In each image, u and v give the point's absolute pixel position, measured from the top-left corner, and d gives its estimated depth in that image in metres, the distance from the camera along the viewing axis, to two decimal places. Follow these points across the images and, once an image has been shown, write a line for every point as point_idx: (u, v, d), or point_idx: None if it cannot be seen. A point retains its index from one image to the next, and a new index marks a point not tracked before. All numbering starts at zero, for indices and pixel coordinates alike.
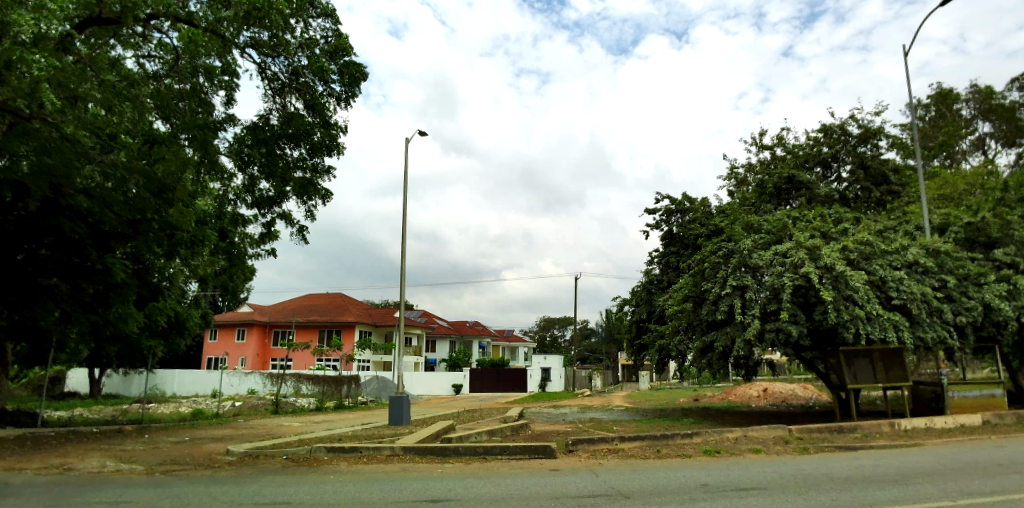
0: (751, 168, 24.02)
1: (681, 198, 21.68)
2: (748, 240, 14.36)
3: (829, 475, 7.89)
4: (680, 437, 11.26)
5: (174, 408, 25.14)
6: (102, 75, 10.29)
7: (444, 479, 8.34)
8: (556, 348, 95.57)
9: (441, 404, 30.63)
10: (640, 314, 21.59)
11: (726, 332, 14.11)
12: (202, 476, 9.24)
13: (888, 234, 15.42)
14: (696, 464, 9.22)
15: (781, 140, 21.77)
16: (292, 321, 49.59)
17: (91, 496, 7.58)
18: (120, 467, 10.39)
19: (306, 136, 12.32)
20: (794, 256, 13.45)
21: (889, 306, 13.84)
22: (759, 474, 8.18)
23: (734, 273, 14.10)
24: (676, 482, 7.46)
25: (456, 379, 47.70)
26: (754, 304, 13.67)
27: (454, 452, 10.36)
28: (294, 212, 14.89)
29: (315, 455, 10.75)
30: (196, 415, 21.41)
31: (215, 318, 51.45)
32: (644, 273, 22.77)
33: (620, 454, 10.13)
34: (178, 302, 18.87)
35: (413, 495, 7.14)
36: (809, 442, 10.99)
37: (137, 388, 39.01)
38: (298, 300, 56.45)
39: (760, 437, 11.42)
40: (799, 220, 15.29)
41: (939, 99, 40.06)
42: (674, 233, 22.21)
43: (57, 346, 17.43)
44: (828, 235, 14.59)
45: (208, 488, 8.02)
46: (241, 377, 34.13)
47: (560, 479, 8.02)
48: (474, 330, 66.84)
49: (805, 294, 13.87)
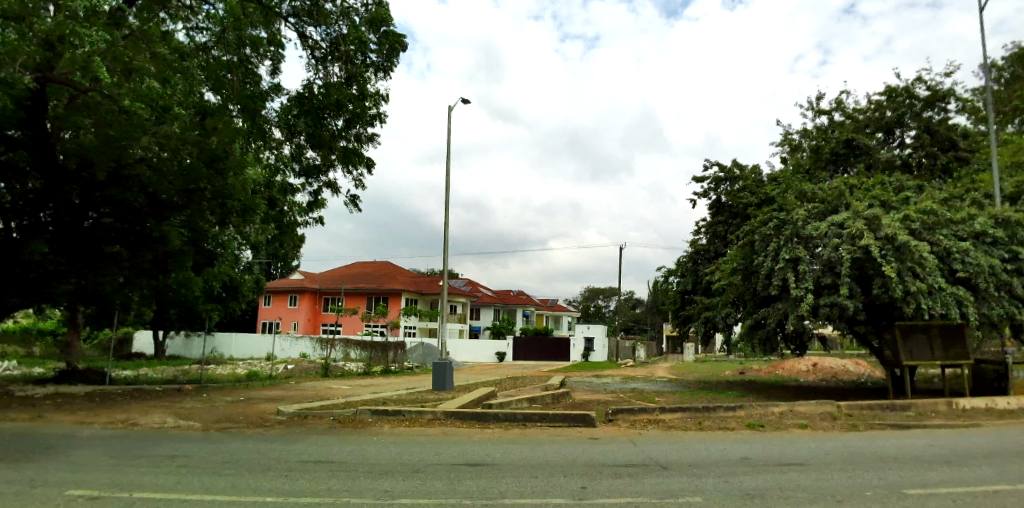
0: (807, 133, 22.25)
1: (730, 166, 20.78)
2: (801, 210, 13.77)
3: (877, 452, 7.66)
4: (722, 410, 11.07)
5: (231, 370, 26.25)
6: (154, 48, 10.93)
7: (480, 444, 8.46)
8: (599, 318, 95.84)
9: (485, 371, 31.13)
10: (685, 286, 21.19)
11: (779, 307, 13.63)
12: (253, 434, 9.68)
13: (954, 202, 14.38)
14: (737, 437, 9.17)
15: (841, 104, 20.31)
16: (341, 287, 51.01)
17: (152, 449, 8.02)
18: (180, 424, 11.01)
19: (345, 106, 12.30)
20: (852, 227, 12.70)
21: (953, 279, 13.05)
22: (803, 448, 8.06)
23: (786, 245, 13.57)
24: (716, 455, 7.34)
25: (499, 347, 48.33)
26: (808, 277, 13.06)
27: (493, 418, 10.53)
28: (341, 183, 15.20)
29: (360, 417, 11.08)
30: (251, 376, 22.37)
31: (268, 285, 53.32)
32: (690, 243, 22.20)
33: (659, 425, 10.09)
34: (232, 268, 19.43)
35: (452, 457, 7.31)
36: (859, 419, 10.65)
37: (195, 349, 40.42)
38: (346, 267, 57.86)
39: (807, 412, 11.10)
40: (858, 188, 14.39)
41: (1017, 58, 37.07)
42: (723, 202, 21.38)
43: (122, 309, 18.39)
44: (888, 203, 13.70)
45: (257, 446, 8.35)
46: (292, 341, 35.45)
47: (598, 448, 8.01)
48: (517, 299, 67.12)
49: (863, 267, 13.16)
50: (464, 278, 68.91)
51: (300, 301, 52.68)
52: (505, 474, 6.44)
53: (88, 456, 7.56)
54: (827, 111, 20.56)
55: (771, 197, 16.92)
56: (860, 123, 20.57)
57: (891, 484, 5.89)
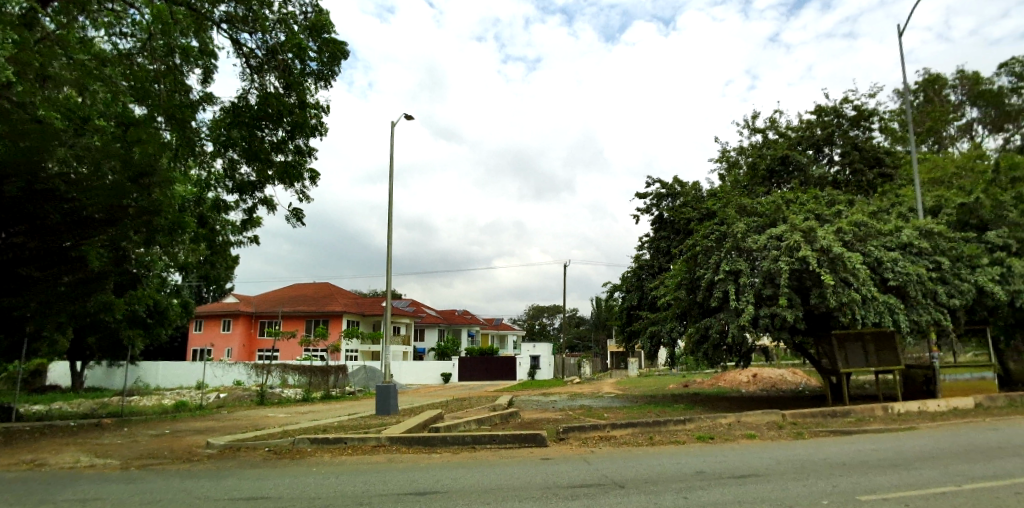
0: (743, 150, 22.62)
1: (671, 182, 21.17)
2: (741, 223, 14.09)
3: (825, 460, 7.71)
4: (672, 423, 11.03)
5: (157, 401, 24.56)
6: (71, 54, 11.50)
7: (430, 470, 8.03)
8: (545, 335, 96.14)
9: (430, 393, 30.34)
10: (631, 301, 21.32)
11: (720, 319, 13.80)
12: (179, 470, 8.89)
13: (881, 215, 15.06)
14: (691, 450, 9.12)
15: (773, 123, 21.02)
16: (279, 310, 49.10)
17: (62, 493, 7.19)
18: (94, 462, 10.02)
19: (284, 116, 11.75)
20: (789, 239, 13.02)
21: (884, 288, 13.60)
22: (755, 459, 8.04)
23: (727, 257, 13.82)
24: (671, 469, 7.21)
25: (444, 368, 47.51)
26: (749, 289, 13.27)
27: (441, 442, 10.09)
28: (278, 199, 14.53)
29: (298, 447, 10.41)
30: (179, 407, 20.96)
31: (199, 310, 50.73)
32: (634, 259, 22.40)
33: (612, 442, 9.92)
34: (158, 292, 18.21)
35: (397, 486, 6.86)
36: (803, 427, 10.82)
37: (121, 384, 38.29)
38: (284, 290, 55.81)
39: (754, 422, 11.19)
40: (794, 202, 14.85)
41: (927, 84, 39.88)
42: (665, 217, 21.75)
43: (32, 338, 16.88)
44: (822, 217, 14.15)
45: (184, 482, 7.65)
46: (224, 368, 33.62)
47: (552, 468, 7.75)
48: (462, 319, 66.45)
49: (800, 278, 13.50)
50: (408, 299, 67.75)
51: (234, 326, 50.33)
52: (455, 502, 6.06)
53: None
54: (760, 130, 21.27)
55: (712, 212, 17.29)
56: (793, 140, 20.86)
57: (846, 491, 5.88)
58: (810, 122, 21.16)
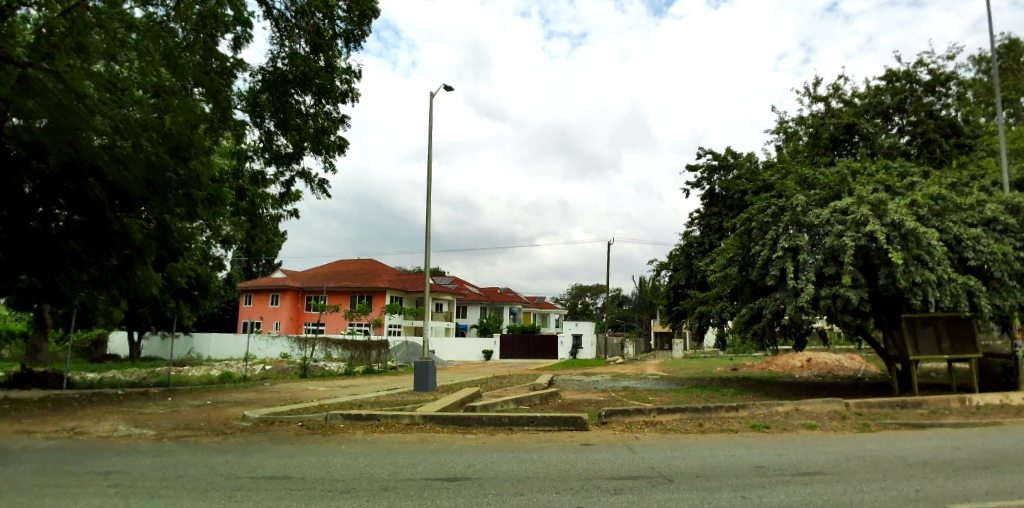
0: (802, 120, 21.13)
1: (723, 155, 19.99)
2: (801, 195, 12.96)
3: (903, 458, 6.88)
4: (724, 410, 10.26)
5: (205, 372, 25.09)
6: (103, 24, 10.84)
7: (463, 453, 7.56)
8: (587, 315, 95.38)
9: (470, 370, 30.12)
10: (679, 280, 20.36)
11: (776, 299, 12.80)
12: (209, 443, 8.70)
13: (960, 187, 13.65)
14: (746, 441, 8.40)
15: (837, 90, 19.44)
16: (324, 285, 49.83)
17: (89, 464, 7.02)
18: (131, 432, 10.00)
19: (312, 81, 11.33)
20: (856, 213, 11.83)
21: (963, 269, 12.33)
22: (819, 453, 7.28)
23: (785, 232, 12.75)
24: (725, 463, 6.53)
25: (486, 346, 47.49)
26: (809, 268, 12.20)
27: (477, 422, 9.64)
28: (315, 171, 14.31)
29: (331, 422, 10.16)
30: (225, 378, 21.29)
31: (248, 284, 51.99)
32: (683, 236, 21.37)
33: (657, 427, 9.29)
34: (200, 264, 18.31)
35: (427, 471, 6.43)
36: (870, 419, 9.90)
37: (178, 352, 38.81)
38: (329, 265, 56.63)
39: (814, 411, 10.32)
40: (861, 172, 13.56)
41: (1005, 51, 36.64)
42: (716, 192, 20.62)
43: (82, 308, 17.23)
44: (893, 189, 12.85)
45: (210, 457, 7.40)
46: (269, 341, 34.25)
47: (593, 455, 7.19)
48: (504, 297, 66.27)
49: (867, 255, 12.33)
50: (450, 276, 67.92)
51: (282, 300, 51.41)
52: (485, 492, 5.57)
53: (8, 475, 6.53)
54: (823, 98, 19.74)
55: (769, 185, 16.11)
56: (858, 108, 19.22)
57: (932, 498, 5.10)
58: (878, 88, 19.41)
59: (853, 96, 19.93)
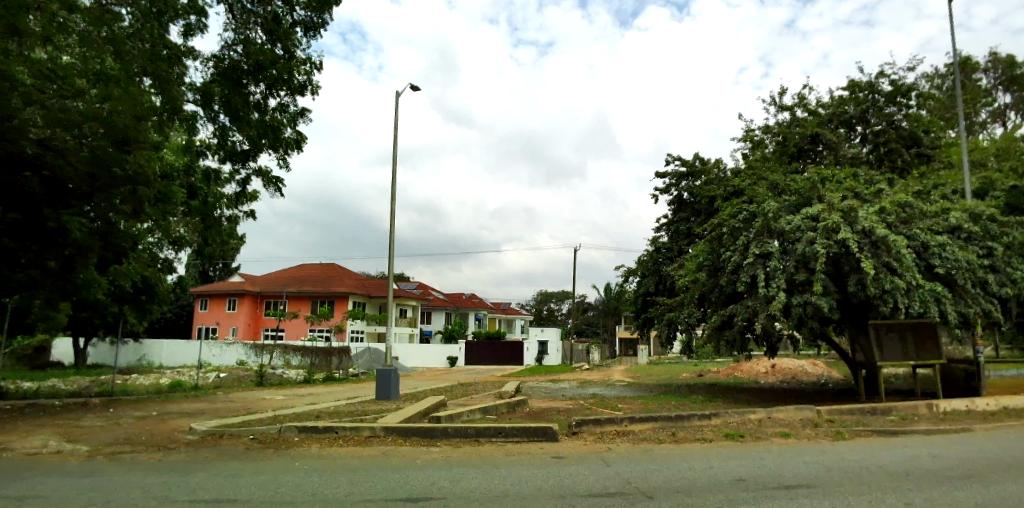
0: (768, 128, 21.29)
1: (691, 160, 19.97)
2: (772, 201, 12.88)
3: (884, 469, 6.67)
4: (697, 419, 9.98)
5: (154, 380, 23.83)
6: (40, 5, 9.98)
7: (427, 469, 7.04)
8: (552, 321, 95.40)
9: (434, 377, 29.46)
10: (647, 286, 20.20)
11: (747, 305, 12.65)
12: (148, 461, 7.95)
13: (925, 195, 13.80)
14: (723, 452, 8.12)
15: (802, 99, 19.62)
16: (284, 291, 48.39)
17: (3, 487, 6.25)
18: (62, 448, 9.15)
19: (267, 71, 10.68)
20: (827, 219, 11.79)
21: (929, 276, 12.42)
22: (800, 465, 7.02)
23: (757, 238, 12.65)
24: (707, 476, 6.21)
25: (451, 352, 46.81)
26: (780, 274, 12.09)
27: (442, 435, 9.13)
28: (272, 170, 13.59)
29: (285, 436, 9.50)
30: (174, 387, 20.19)
31: (204, 289, 50.11)
32: (651, 242, 21.25)
33: (631, 438, 8.94)
34: (148, 267, 17.29)
35: (387, 491, 5.91)
36: (842, 426, 9.76)
37: (123, 363, 36.84)
38: (289, 270, 55.08)
39: (787, 419, 10.14)
40: (830, 179, 13.57)
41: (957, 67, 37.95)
42: (684, 198, 20.57)
43: (16, 313, 16.03)
44: (862, 196, 12.89)
45: (148, 478, 6.72)
46: (223, 347, 32.92)
47: (566, 470, 6.77)
48: (470, 302, 65.62)
49: (838, 262, 12.31)
50: (415, 281, 66.93)
51: (239, 305, 49.71)
52: None
53: None
54: (788, 106, 19.91)
55: (739, 190, 16.06)
56: (823, 117, 19.44)
57: None
58: (842, 98, 19.65)
59: (818, 105, 20.15)
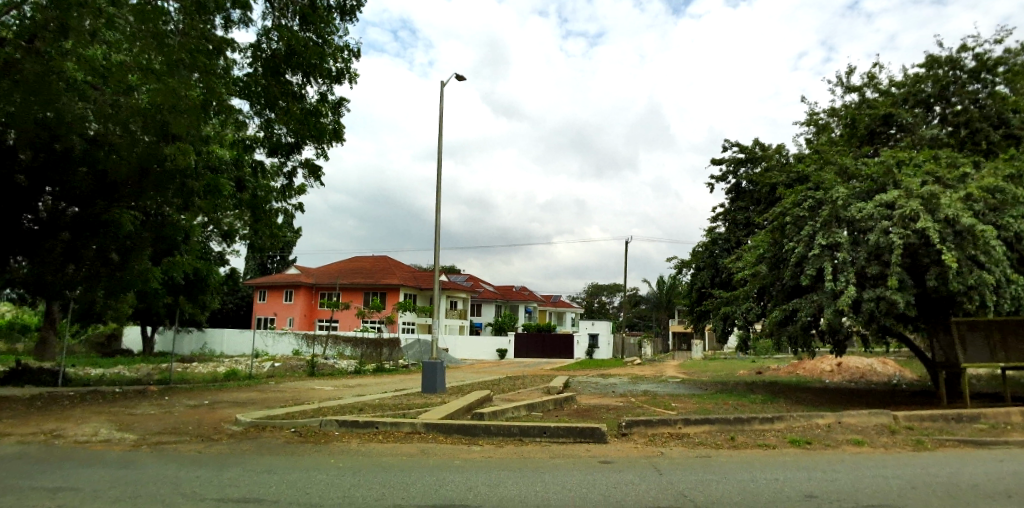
0: (836, 110, 19.91)
1: (750, 146, 18.89)
2: (841, 187, 11.88)
3: (977, 487, 5.86)
4: (757, 422, 9.24)
5: (212, 369, 24.54)
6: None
7: (464, 472, 6.65)
8: (603, 314, 94.22)
9: (484, 370, 29.26)
10: (702, 279, 19.30)
11: (812, 299, 11.73)
12: (187, 453, 7.87)
13: (1018, 178, 12.44)
14: (787, 460, 7.41)
15: (872, 79, 18.23)
16: (337, 282, 49.32)
17: (41, 479, 6.21)
18: (110, 437, 9.24)
19: (304, 62, 10.58)
20: (904, 207, 10.75)
21: (1022, 269, 11.19)
22: (879, 479, 6.27)
23: (824, 228, 11.69)
24: (772, 492, 5.57)
25: (500, 344, 46.66)
26: (850, 267, 11.12)
27: (484, 433, 8.74)
28: (316, 161, 13.49)
29: (324, 430, 9.30)
30: (229, 376, 20.64)
31: (261, 280, 51.63)
32: (706, 233, 20.27)
33: (684, 442, 8.32)
34: (202, 258, 17.63)
35: (419, 496, 5.55)
36: (923, 434, 8.84)
37: (187, 350, 38.69)
38: (343, 262, 56.11)
39: (858, 425, 9.28)
40: (907, 161, 12.42)
41: None
42: (742, 186, 19.50)
43: (79, 302, 16.61)
44: (944, 180, 11.72)
45: (181, 472, 6.58)
46: (277, 337, 33.74)
47: (612, 478, 6.26)
48: (520, 295, 65.35)
49: (916, 254, 11.23)
50: (466, 274, 67.17)
51: (295, 296, 51.01)
52: None
53: None
54: (857, 86, 18.54)
55: (804, 176, 14.99)
56: (896, 97, 18.00)
57: None
58: (917, 76, 18.14)
59: (889, 86, 18.68)
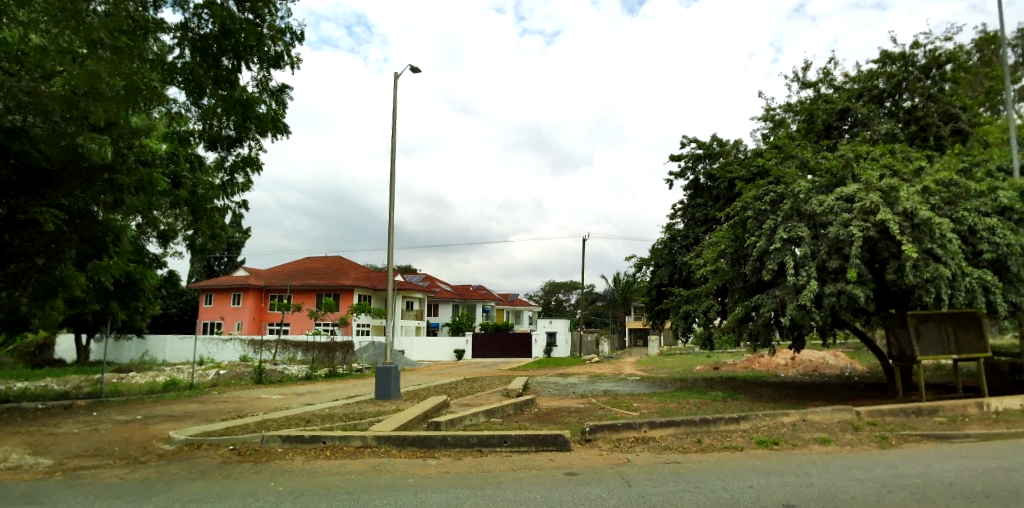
0: (791, 106, 20.11)
1: (708, 142, 18.89)
2: (802, 182, 11.83)
3: (956, 487, 5.67)
4: (724, 423, 8.99)
5: (151, 378, 23.12)
6: None
7: (421, 491, 6.09)
8: (561, 312, 94.52)
9: (440, 373, 28.58)
10: (662, 276, 19.21)
11: (774, 295, 11.63)
12: (109, 479, 7.05)
13: (969, 173, 12.66)
14: (759, 463, 7.13)
15: (827, 75, 18.48)
16: (288, 284, 47.68)
17: None
18: (22, 462, 8.27)
19: (244, 46, 9.87)
20: (864, 200, 10.75)
21: (975, 262, 11.35)
22: (857, 482, 6.02)
23: (785, 222, 11.61)
24: (751, 502, 5.23)
25: (457, 345, 45.99)
26: (810, 262, 11.05)
27: (441, 444, 8.19)
28: (258, 157, 12.65)
29: (267, 446, 8.57)
30: (169, 386, 19.40)
31: (208, 283, 49.48)
32: (665, 229, 20.20)
33: (652, 447, 7.98)
34: (137, 262, 16.45)
35: None
36: (886, 430, 8.75)
37: (127, 358, 36.84)
38: (294, 263, 54.36)
39: (823, 422, 9.14)
40: (864, 156, 12.49)
41: None
42: (700, 182, 19.49)
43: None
44: (900, 175, 11.82)
45: (98, 504, 5.81)
46: (221, 343, 32.19)
47: (581, 491, 5.83)
48: (478, 294, 64.76)
49: (874, 247, 11.25)
50: (423, 274, 66.12)
51: (243, 300, 49.08)
52: None
53: None
54: (811, 83, 18.74)
55: (764, 170, 14.97)
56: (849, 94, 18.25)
57: None
58: (870, 71, 18.46)
59: (844, 81, 18.98)
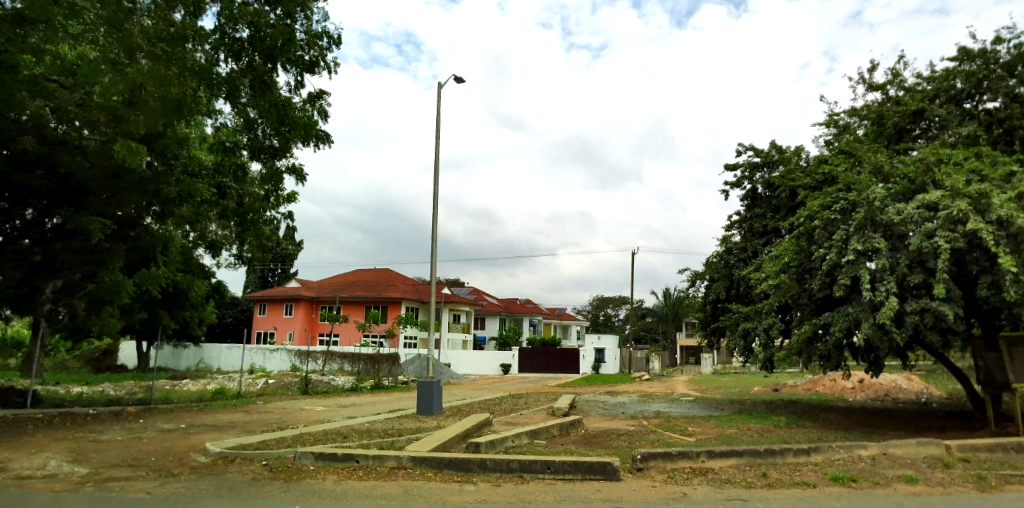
0: (857, 110, 18.86)
1: (767, 150, 17.87)
2: (876, 188, 10.82)
3: None
4: (792, 454, 8.10)
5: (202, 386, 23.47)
6: None
7: None
8: (609, 327, 92.86)
9: (484, 388, 28.10)
10: (718, 292, 18.21)
11: (846, 313, 10.62)
12: (134, 494, 6.79)
13: None
14: (834, 503, 6.27)
15: (898, 76, 17.23)
16: (338, 296, 48.29)
17: None
18: (58, 471, 8.16)
19: (280, 51, 9.67)
20: (950, 208, 9.68)
21: None
22: None
23: (857, 233, 10.60)
24: None
25: (504, 359, 45.47)
26: (888, 277, 10.02)
27: (478, 467, 7.63)
28: (303, 165, 12.55)
29: (298, 464, 8.19)
30: (217, 395, 19.57)
31: (262, 294, 50.70)
32: (721, 242, 19.20)
33: (710, 479, 7.21)
34: (187, 270, 16.64)
35: None
36: (983, 469, 7.68)
37: (184, 365, 37.88)
38: (344, 275, 55.17)
39: (907, 457, 8.12)
40: (946, 159, 11.36)
41: None
42: (759, 192, 18.45)
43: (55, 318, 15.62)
44: (990, 179, 10.65)
45: None
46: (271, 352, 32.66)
47: None
48: (525, 308, 64.18)
49: (962, 260, 10.13)
50: (470, 287, 66.06)
51: (295, 310, 50.03)
52: None
53: None
54: (880, 84, 17.50)
55: (831, 177, 13.91)
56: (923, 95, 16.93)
57: None
58: (947, 70, 17.08)
59: (917, 81, 17.66)
